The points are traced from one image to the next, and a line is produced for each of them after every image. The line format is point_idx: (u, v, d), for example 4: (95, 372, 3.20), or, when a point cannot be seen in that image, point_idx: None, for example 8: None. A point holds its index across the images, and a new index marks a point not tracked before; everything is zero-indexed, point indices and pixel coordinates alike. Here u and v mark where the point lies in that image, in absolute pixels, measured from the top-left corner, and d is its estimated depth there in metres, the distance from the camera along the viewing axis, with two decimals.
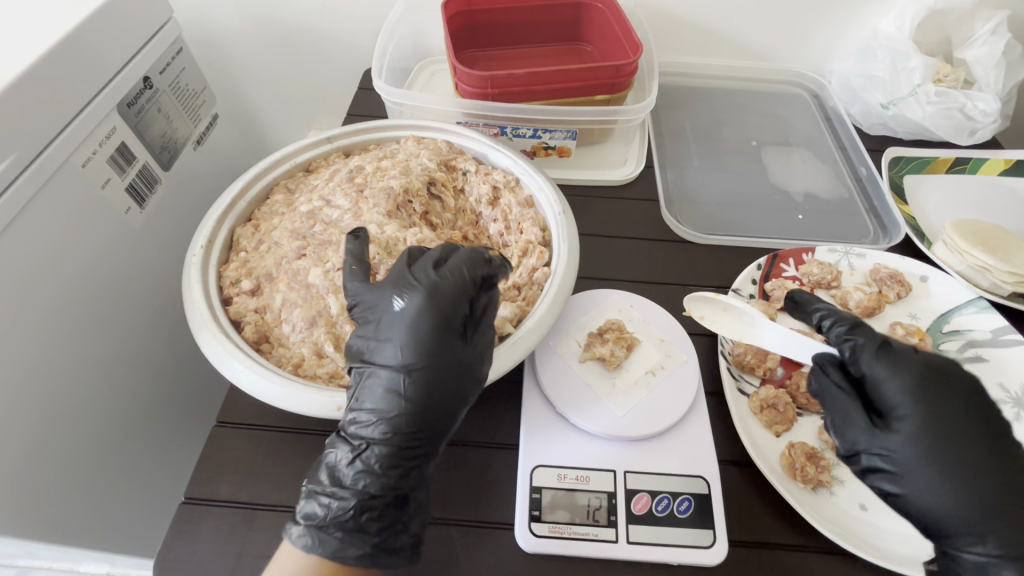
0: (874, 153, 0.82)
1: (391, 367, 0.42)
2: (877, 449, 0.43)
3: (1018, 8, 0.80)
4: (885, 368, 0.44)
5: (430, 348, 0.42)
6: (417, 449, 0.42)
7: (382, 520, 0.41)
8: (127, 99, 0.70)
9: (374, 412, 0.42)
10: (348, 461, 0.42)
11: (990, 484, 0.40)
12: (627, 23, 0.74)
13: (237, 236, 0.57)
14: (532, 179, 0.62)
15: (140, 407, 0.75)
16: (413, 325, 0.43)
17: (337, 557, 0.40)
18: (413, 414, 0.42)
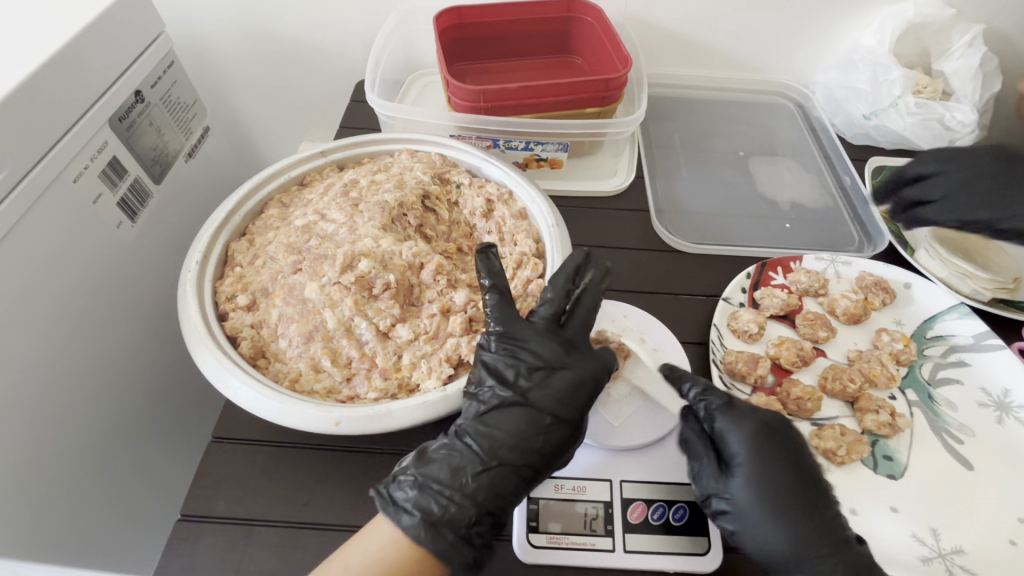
0: (858, 162, 0.84)
1: (557, 403, 0.46)
2: (722, 494, 0.45)
3: (992, 22, 0.82)
4: (731, 421, 0.47)
5: (589, 400, 0.47)
6: (539, 479, 0.45)
7: (488, 536, 0.43)
8: (119, 113, 0.70)
9: (520, 437, 0.45)
10: (474, 470, 0.43)
11: (804, 527, 0.43)
12: (616, 36, 0.75)
13: (232, 251, 0.57)
14: (524, 192, 0.63)
15: (133, 423, 0.74)
16: (578, 378, 0.46)
17: (442, 559, 0.40)
18: (558, 452, 0.45)
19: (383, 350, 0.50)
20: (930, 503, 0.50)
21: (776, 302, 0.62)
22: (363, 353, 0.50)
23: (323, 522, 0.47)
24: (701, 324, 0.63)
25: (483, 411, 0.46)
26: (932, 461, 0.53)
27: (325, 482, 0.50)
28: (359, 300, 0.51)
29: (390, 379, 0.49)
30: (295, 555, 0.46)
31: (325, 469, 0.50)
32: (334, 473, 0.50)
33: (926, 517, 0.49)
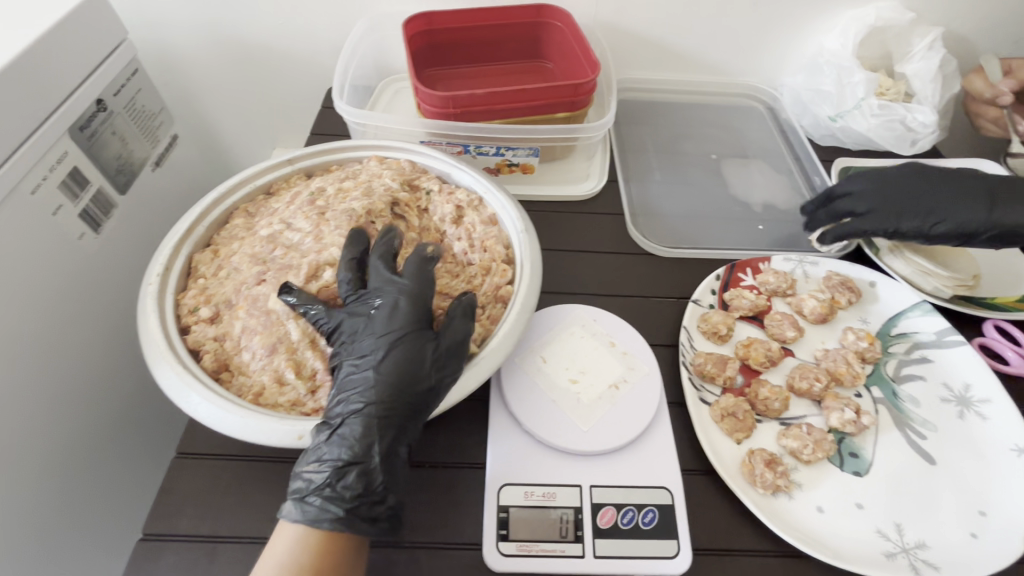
0: (826, 163, 0.85)
1: (371, 339, 0.47)
2: None
3: (951, 25, 0.84)
4: None
5: (405, 323, 0.47)
6: (393, 414, 0.44)
7: (358, 484, 0.42)
8: (79, 123, 0.69)
9: (357, 381, 0.45)
10: (328, 432, 0.43)
11: None
12: (585, 41, 0.76)
13: (195, 262, 0.56)
14: (494, 198, 0.63)
15: (99, 439, 0.72)
16: (389, 311, 0.48)
17: (315, 524, 0.40)
18: (394, 380, 0.45)
19: None
20: (894, 498, 0.51)
21: (745, 303, 0.63)
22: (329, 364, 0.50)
23: None
24: (672, 326, 0.63)
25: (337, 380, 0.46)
26: (895, 455, 0.54)
27: None
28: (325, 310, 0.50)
29: None
30: None
31: None
32: None
33: (890, 512, 0.50)
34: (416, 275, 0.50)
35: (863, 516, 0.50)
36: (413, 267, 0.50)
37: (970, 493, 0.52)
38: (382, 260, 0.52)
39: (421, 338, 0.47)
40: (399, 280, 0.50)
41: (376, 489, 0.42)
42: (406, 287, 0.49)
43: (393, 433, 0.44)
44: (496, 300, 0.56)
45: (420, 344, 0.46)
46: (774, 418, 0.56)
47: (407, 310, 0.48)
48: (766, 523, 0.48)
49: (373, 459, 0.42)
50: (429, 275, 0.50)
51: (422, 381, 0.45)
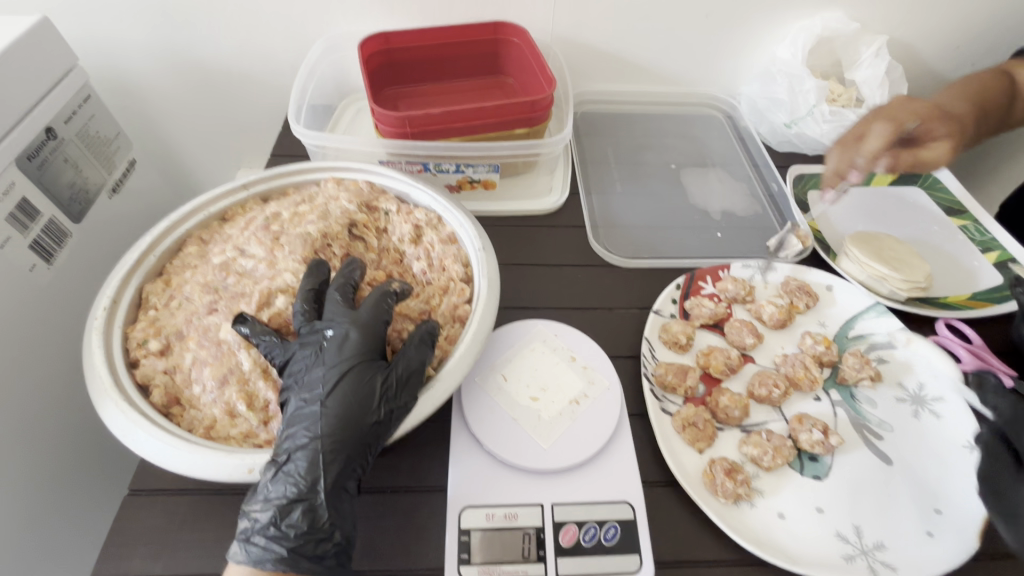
0: (783, 169, 0.87)
1: (320, 372, 0.46)
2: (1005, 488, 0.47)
3: (895, 33, 0.87)
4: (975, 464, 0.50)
5: (355, 355, 0.47)
6: (341, 449, 0.43)
7: (302, 522, 0.41)
8: (27, 152, 0.67)
9: (304, 416, 0.45)
10: (272, 471, 0.42)
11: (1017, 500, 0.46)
12: (541, 57, 0.76)
13: (145, 294, 0.54)
14: (453, 216, 0.63)
15: (49, 477, 0.70)
16: (339, 343, 0.47)
17: (258, 565, 0.40)
18: (341, 415, 0.44)
19: None
20: (852, 500, 0.52)
21: (705, 312, 0.64)
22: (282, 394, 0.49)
23: None
24: (634, 338, 0.64)
25: (286, 416, 0.46)
26: (852, 457, 0.55)
27: None
28: None
29: None
30: None
31: None
32: None
33: (848, 514, 0.51)
34: (371, 308, 0.50)
35: (822, 520, 0.50)
36: (375, 295, 0.51)
37: (926, 493, 0.52)
38: (340, 291, 0.52)
39: (371, 369, 0.47)
40: (354, 312, 0.49)
41: (321, 529, 0.41)
42: (358, 318, 0.49)
43: (340, 468, 0.43)
44: (455, 320, 0.56)
45: (368, 376, 0.46)
46: (735, 426, 0.57)
47: (357, 342, 0.48)
48: (728, 530, 0.49)
49: (319, 496, 0.42)
50: (381, 304, 0.50)
51: (370, 414, 0.45)
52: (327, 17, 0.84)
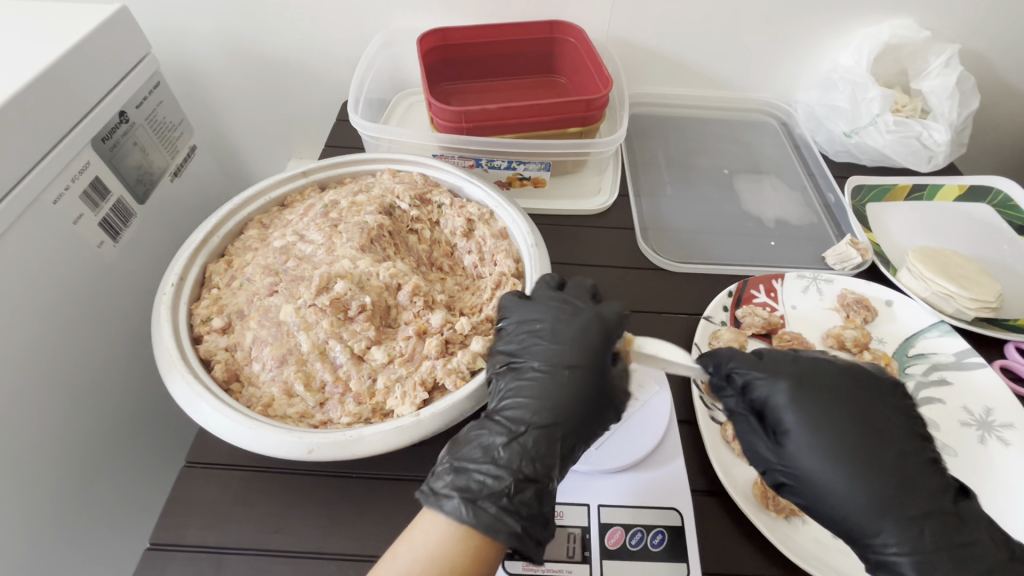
0: (840, 180, 0.85)
1: (779, 391, 0.47)
2: (781, 465, 0.46)
3: (968, 42, 0.84)
4: (784, 396, 0.47)
5: (588, 351, 0.47)
6: (546, 434, 0.44)
7: (529, 496, 0.42)
8: (102, 134, 0.68)
9: (498, 410, 0.46)
10: (501, 438, 0.43)
11: (881, 480, 0.43)
12: (598, 58, 0.76)
13: (209, 273, 0.56)
14: (505, 212, 0.63)
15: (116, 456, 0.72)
16: (580, 327, 0.48)
17: (474, 526, 0.39)
18: (559, 408, 0.45)
19: (358, 373, 0.49)
20: None
21: (758, 321, 0.62)
22: (338, 376, 0.49)
23: (294, 549, 0.46)
24: (683, 343, 0.63)
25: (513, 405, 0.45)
26: None
27: (302, 506, 0.49)
28: (335, 322, 0.51)
29: (365, 404, 0.48)
30: None
31: (298, 496, 0.49)
32: (307, 500, 0.49)
33: None
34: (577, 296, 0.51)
35: None
36: (551, 288, 0.52)
37: None
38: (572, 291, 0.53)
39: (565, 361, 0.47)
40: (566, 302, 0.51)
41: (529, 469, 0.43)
42: (568, 316, 0.49)
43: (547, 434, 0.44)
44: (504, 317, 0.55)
45: (557, 373, 0.46)
46: None
47: (581, 337, 0.47)
48: (777, 547, 0.47)
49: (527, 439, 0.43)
50: (620, 315, 0.49)
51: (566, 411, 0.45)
52: (385, 13, 0.85)
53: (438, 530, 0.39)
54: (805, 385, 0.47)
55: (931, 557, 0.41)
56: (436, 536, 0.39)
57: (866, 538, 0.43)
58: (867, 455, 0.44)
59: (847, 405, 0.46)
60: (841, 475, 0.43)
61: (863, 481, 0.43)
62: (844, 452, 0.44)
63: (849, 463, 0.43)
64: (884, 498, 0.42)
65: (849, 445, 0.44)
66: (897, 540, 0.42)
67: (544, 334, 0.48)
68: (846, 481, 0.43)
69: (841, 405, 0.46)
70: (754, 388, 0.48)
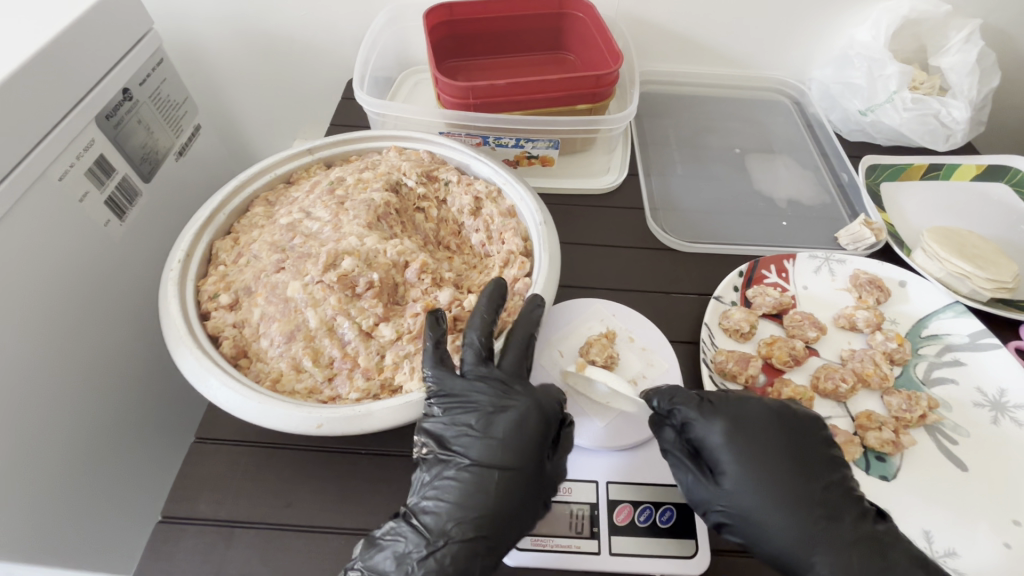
0: (854, 159, 0.83)
1: (715, 430, 0.45)
2: (716, 505, 0.44)
3: (990, 17, 0.81)
4: (714, 428, 0.45)
5: (528, 454, 0.44)
6: (466, 546, 0.41)
7: None
8: (106, 111, 0.67)
9: (419, 509, 0.43)
10: (419, 552, 0.41)
11: (803, 517, 0.42)
12: (608, 33, 0.74)
13: (215, 250, 0.56)
14: (513, 190, 0.62)
15: (125, 433, 0.72)
16: (519, 422, 0.45)
17: None
18: (483, 521, 0.42)
19: (366, 349, 0.49)
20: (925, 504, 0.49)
21: (768, 301, 0.62)
22: (346, 352, 0.49)
23: (304, 524, 0.47)
24: (693, 323, 0.63)
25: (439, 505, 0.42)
26: (922, 461, 0.52)
27: (312, 481, 0.49)
28: (343, 299, 0.50)
29: (373, 380, 0.48)
30: (277, 558, 0.45)
31: (307, 471, 0.50)
32: (316, 475, 0.49)
33: (918, 519, 0.49)
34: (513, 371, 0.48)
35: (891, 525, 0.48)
36: (478, 357, 0.47)
37: (1003, 503, 0.49)
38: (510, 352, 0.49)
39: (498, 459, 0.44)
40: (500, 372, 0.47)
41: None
42: (510, 405, 0.45)
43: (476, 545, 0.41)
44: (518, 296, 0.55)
45: (485, 474, 0.43)
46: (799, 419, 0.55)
47: (516, 434, 0.44)
48: None
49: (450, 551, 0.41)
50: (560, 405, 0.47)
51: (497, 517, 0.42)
52: None
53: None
54: (738, 424, 0.45)
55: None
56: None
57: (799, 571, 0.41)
58: (797, 497, 0.43)
59: (776, 433, 0.45)
60: (771, 519, 0.42)
61: (785, 522, 0.42)
62: (775, 490, 0.43)
63: (777, 505, 0.42)
64: (815, 534, 0.41)
65: (781, 488, 0.43)
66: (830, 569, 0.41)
67: (475, 426, 0.45)
68: (775, 521, 0.42)
69: (769, 450, 0.44)
70: (691, 427, 0.46)
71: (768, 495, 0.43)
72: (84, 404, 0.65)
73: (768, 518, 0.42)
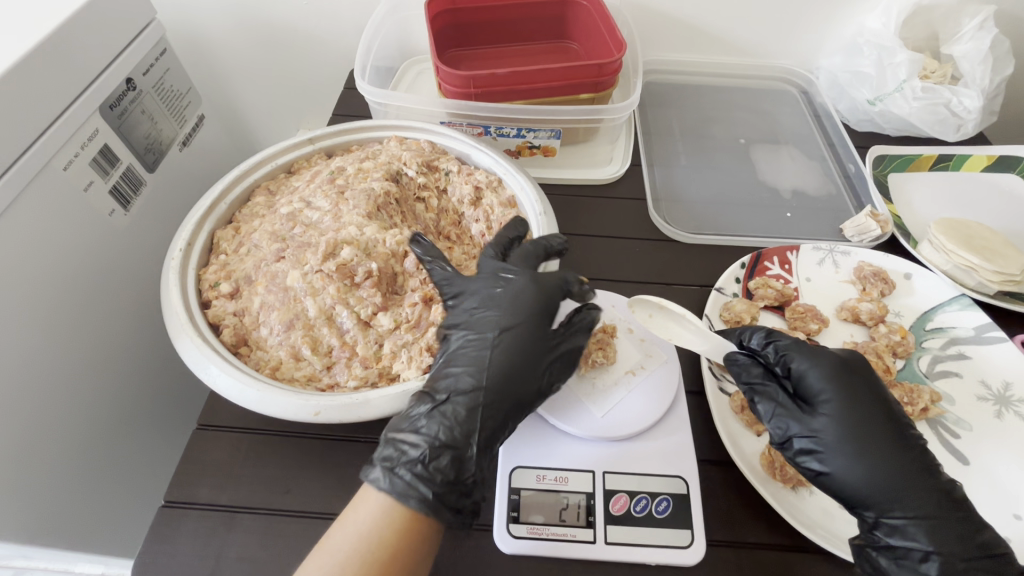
0: (861, 150, 0.82)
1: (818, 364, 0.47)
2: (807, 430, 0.45)
3: (1004, 4, 0.79)
4: (809, 361, 0.47)
5: (526, 320, 0.47)
6: (469, 400, 0.44)
7: (449, 469, 0.42)
8: (109, 101, 0.67)
9: (433, 381, 0.45)
10: (426, 407, 0.44)
11: (893, 460, 0.43)
12: (612, 22, 0.73)
13: (216, 239, 0.56)
14: (513, 179, 0.62)
15: (128, 422, 0.73)
16: (512, 295, 0.48)
17: (403, 500, 0.40)
18: (486, 379, 0.45)
19: (364, 339, 0.50)
20: None
21: (771, 293, 0.61)
22: (345, 341, 0.50)
23: (303, 510, 0.47)
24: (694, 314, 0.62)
25: (454, 374, 0.45)
26: None
27: (312, 469, 0.49)
28: (342, 288, 0.50)
29: (371, 369, 0.49)
30: (275, 543, 0.46)
31: (307, 458, 0.50)
32: (316, 461, 0.50)
33: None
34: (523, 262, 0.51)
35: None
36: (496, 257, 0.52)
37: (1005, 497, 0.49)
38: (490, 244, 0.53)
39: (520, 328, 0.47)
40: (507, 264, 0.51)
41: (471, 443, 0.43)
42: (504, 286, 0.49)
43: (488, 400, 0.44)
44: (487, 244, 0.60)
45: (488, 341, 0.46)
46: None
47: (514, 306, 0.48)
48: (783, 517, 0.46)
49: (462, 409, 0.44)
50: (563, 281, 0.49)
51: (521, 378, 0.45)
52: None
53: (367, 516, 0.40)
54: (840, 362, 0.47)
55: (941, 524, 0.41)
56: (368, 519, 0.40)
57: (878, 505, 0.42)
58: (888, 441, 0.44)
59: (874, 384, 0.47)
60: (861, 453, 0.43)
61: (877, 463, 0.43)
62: (866, 431, 0.44)
63: (868, 441, 0.44)
64: (900, 473, 0.42)
65: (875, 425, 0.44)
66: (909, 506, 0.42)
67: (479, 305, 0.48)
68: (868, 455, 0.43)
69: (866, 391, 0.46)
70: (791, 359, 0.48)
71: (869, 432, 0.44)
72: (87, 390, 0.66)
73: (859, 456, 0.43)
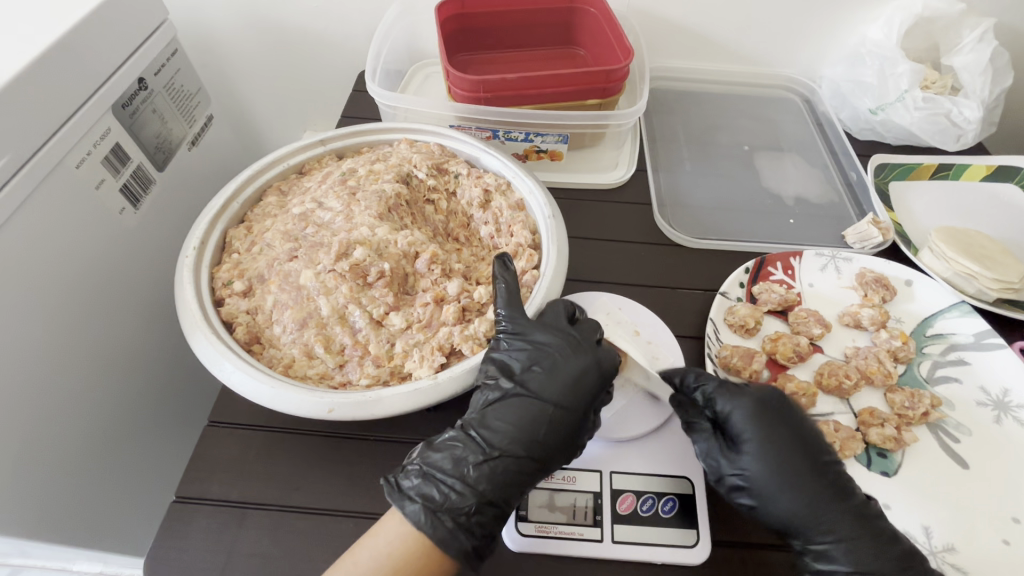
0: (863, 158, 0.83)
1: (741, 405, 0.48)
2: (733, 468, 0.46)
3: (1004, 16, 0.80)
4: (730, 398, 0.48)
5: (584, 392, 0.48)
6: (516, 463, 0.45)
7: (484, 525, 0.43)
8: (121, 100, 0.68)
9: (477, 426, 0.47)
10: (473, 456, 0.45)
11: (815, 490, 0.45)
12: (620, 29, 0.74)
13: (229, 238, 0.57)
14: (523, 182, 0.63)
15: (134, 420, 0.73)
16: (570, 369, 0.48)
17: (442, 547, 0.41)
18: (534, 441, 0.46)
19: (376, 338, 0.50)
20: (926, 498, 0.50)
21: (774, 298, 0.62)
22: (357, 340, 0.50)
23: (313, 507, 0.48)
24: (698, 318, 0.63)
25: (503, 428, 0.46)
26: (924, 459, 0.53)
27: (322, 466, 0.50)
28: (354, 288, 0.51)
29: (383, 368, 0.49)
30: (286, 539, 0.46)
31: (318, 455, 0.51)
32: (326, 458, 0.51)
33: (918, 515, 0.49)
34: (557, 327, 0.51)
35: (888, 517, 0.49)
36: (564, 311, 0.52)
37: (1004, 500, 0.50)
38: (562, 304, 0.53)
39: (578, 399, 0.48)
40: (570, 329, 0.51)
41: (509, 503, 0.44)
42: (564, 351, 0.49)
43: (532, 464, 0.46)
44: (496, 246, 0.61)
45: (544, 403, 0.47)
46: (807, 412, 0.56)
47: (574, 376, 0.48)
48: None
49: (508, 468, 0.45)
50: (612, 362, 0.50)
51: (565, 446, 0.47)
52: None
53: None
54: (761, 402, 0.48)
55: (862, 547, 0.43)
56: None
57: (803, 533, 0.44)
58: (812, 474, 0.45)
59: (795, 419, 0.48)
60: (785, 486, 0.45)
61: (799, 494, 0.44)
62: (789, 466, 0.45)
63: (791, 474, 0.45)
64: (819, 501, 0.44)
65: (796, 458, 0.46)
66: (831, 533, 0.43)
67: (542, 363, 0.49)
68: (790, 488, 0.45)
69: (785, 427, 0.47)
70: (714, 401, 0.49)
71: (792, 465, 0.45)
72: (94, 387, 0.66)
73: (785, 488, 0.45)
